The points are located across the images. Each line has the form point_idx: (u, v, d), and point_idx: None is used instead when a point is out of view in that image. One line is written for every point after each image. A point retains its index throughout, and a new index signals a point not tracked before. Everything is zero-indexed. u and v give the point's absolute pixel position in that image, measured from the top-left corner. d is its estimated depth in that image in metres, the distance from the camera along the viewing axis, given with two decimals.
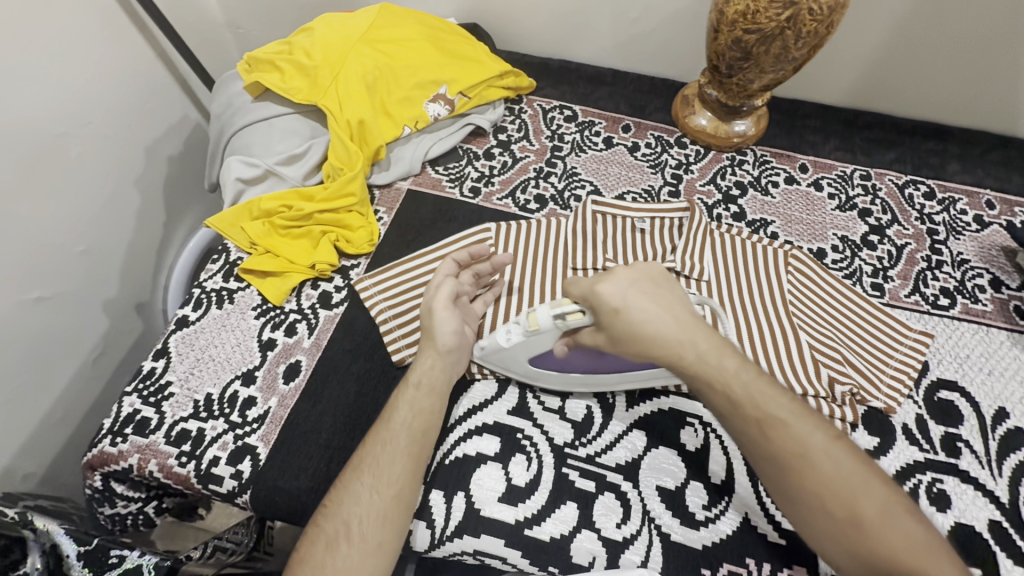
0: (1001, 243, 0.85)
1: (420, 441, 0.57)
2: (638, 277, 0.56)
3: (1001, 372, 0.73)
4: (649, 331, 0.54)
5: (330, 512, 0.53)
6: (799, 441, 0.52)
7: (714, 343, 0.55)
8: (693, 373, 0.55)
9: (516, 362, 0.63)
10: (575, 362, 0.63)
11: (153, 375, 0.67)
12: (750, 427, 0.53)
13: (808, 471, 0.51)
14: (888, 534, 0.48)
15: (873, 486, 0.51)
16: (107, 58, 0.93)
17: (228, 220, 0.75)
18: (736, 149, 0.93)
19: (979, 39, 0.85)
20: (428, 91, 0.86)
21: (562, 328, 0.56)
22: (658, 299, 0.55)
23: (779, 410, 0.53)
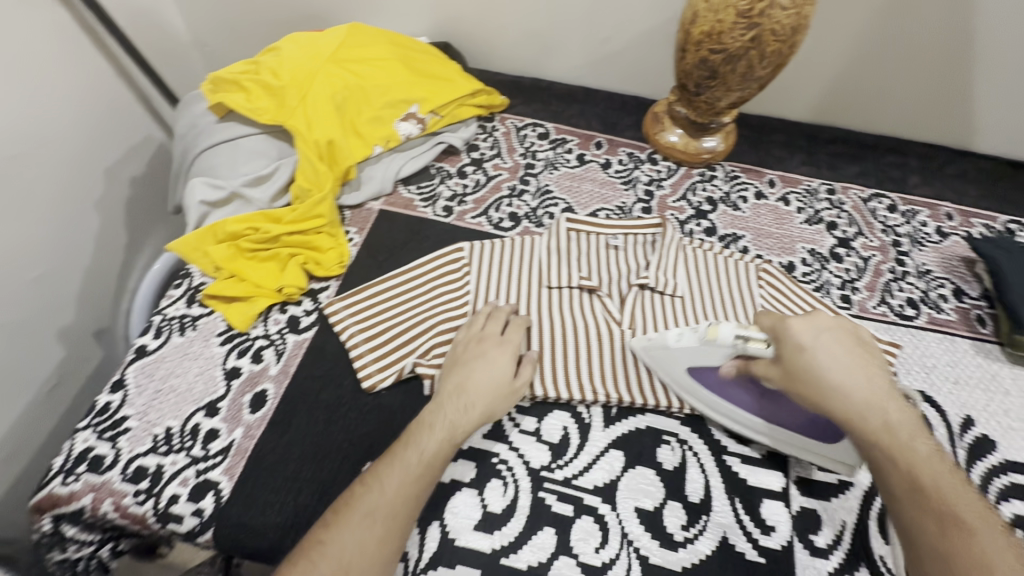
0: (961, 253, 0.87)
1: (428, 487, 0.54)
2: (832, 330, 0.52)
3: (967, 381, 0.74)
4: (818, 378, 0.50)
5: (328, 550, 0.48)
6: (954, 531, 0.44)
7: (902, 421, 0.49)
8: (853, 428, 0.50)
9: (671, 366, 0.63)
10: (741, 398, 0.61)
11: (109, 410, 0.63)
12: (928, 519, 0.45)
13: (951, 564, 0.43)
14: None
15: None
16: (64, 77, 0.90)
17: (191, 243, 0.72)
18: (706, 165, 0.95)
19: (934, 57, 0.89)
20: (399, 110, 0.85)
21: (739, 349, 0.56)
22: (852, 361, 0.51)
23: (943, 489, 0.46)
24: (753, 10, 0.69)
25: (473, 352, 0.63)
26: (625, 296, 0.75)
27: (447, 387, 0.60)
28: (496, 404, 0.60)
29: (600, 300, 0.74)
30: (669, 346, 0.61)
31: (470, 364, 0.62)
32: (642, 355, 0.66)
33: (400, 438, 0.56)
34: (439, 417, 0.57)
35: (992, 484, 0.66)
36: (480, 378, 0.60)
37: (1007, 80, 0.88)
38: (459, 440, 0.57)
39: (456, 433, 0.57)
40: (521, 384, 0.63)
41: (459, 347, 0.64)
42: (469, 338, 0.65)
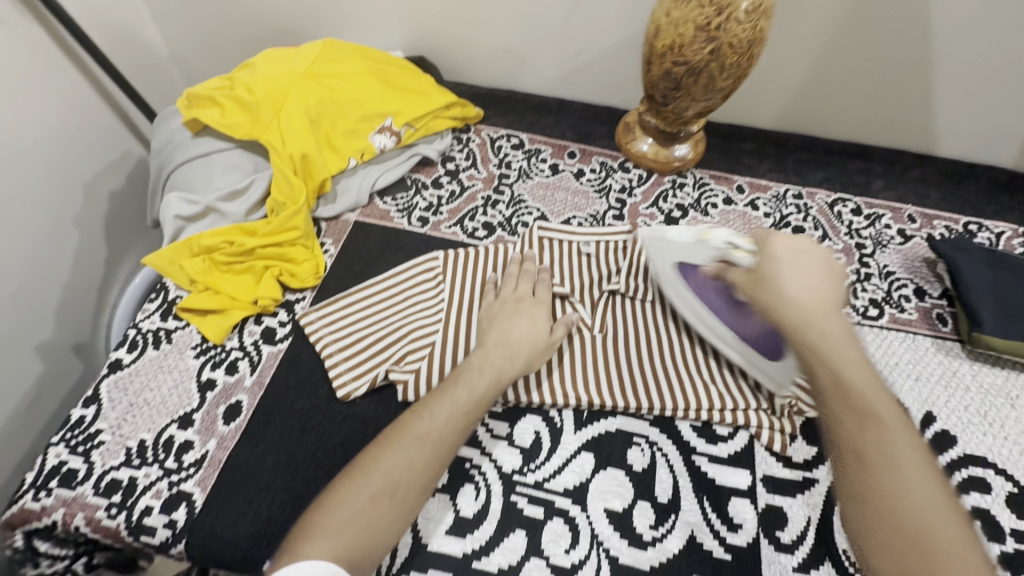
0: (923, 254, 0.90)
1: (468, 423, 0.59)
2: (807, 256, 0.60)
3: (928, 378, 0.76)
4: (780, 289, 0.58)
5: (379, 466, 0.54)
6: (887, 443, 0.50)
7: (843, 335, 0.56)
8: (800, 339, 0.56)
9: (664, 260, 0.72)
10: (710, 299, 0.69)
11: (82, 424, 0.64)
12: (846, 415, 0.52)
13: (887, 476, 0.49)
14: (949, 560, 0.44)
15: (947, 516, 0.47)
16: (42, 95, 0.91)
17: (167, 258, 0.74)
18: (676, 172, 0.97)
19: (890, 66, 0.92)
20: (374, 123, 0.87)
21: (726, 253, 0.66)
22: (815, 282, 0.59)
23: (880, 406, 0.52)
24: (710, 24, 0.71)
25: (513, 309, 0.69)
26: (596, 302, 0.76)
27: (485, 342, 0.66)
28: (536, 359, 0.66)
29: (572, 307, 0.75)
30: (667, 240, 0.70)
31: (511, 320, 0.68)
32: (645, 249, 0.75)
33: (450, 377, 0.62)
34: (488, 364, 0.63)
35: (952, 477, 0.68)
36: (519, 332, 0.66)
37: (961, 86, 0.92)
38: (507, 383, 0.63)
39: (504, 379, 0.63)
40: (557, 340, 0.68)
41: (494, 307, 0.70)
42: (504, 301, 0.71)
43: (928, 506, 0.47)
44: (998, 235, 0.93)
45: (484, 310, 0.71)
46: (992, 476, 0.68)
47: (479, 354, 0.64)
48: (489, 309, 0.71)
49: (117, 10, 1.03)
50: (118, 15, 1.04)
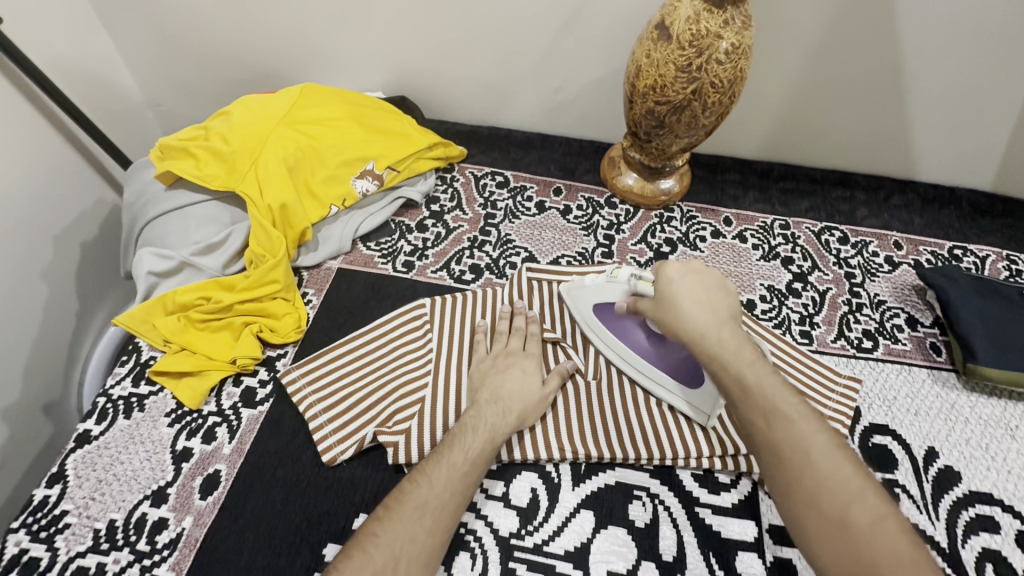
0: (912, 281, 0.90)
1: (470, 485, 0.57)
2: (698, 271, 0.61)
3: (927, 412, 0.75)
4: (679, 309, 0.58)
5: (382, 542, 0.51)
6: (800, 436, 0.49)
7: (739, 341, 0.56)
8: (704, 354, 0.56)
9: (583, 309, 0.73)
10: (631, 338, 0.69)
11: (45, 506, 0.59)
12: (755, 417, 0.51)
13: (804, 473, 0.47)
14: (879, 546, 0.43)
15: (869, 495, 0.46)
16: (11, 149, 0.88)
17: (138, 317, 0.70)
18: (663, 206, 0.96)
19: (867, 96, 0.94)
20: (355, 168, 0.85)
21: (634, 286, 0.66)
22: (708, 294, 0.59)
23: (785, 404, 0.51)
24: (691, 65, 0.71)
25: (502, 364, 0.67)
26: (588, 344, 0.75)
27: (477, 399, 0.64)
28: (527, 414, 0.64)
29: (566, 353, 0.73)
30: (585, 286, 0.72)
31: (501, 375, 0.66)
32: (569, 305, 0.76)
33: (446, 438, 0.59)
34: (482, 420, 0.61)
35: (959, 517, 0.67)
36: (512, 387, 0.65)
37: (937, 113, 0.94)
38: (502, 441, 0.61)
39: (498, 437, 0.61)
40: (551, 392, 0.66)
41: (484, 363, 0.68)
42: (495, 355, 0.69)
43: (847, 491, 0.46)
44: (983, 259, 0.93)
45: (472, 368, 0.68)
46: (1000, 514, 0.67)
47: (472, 413, 0.62)
48: (478, 366, 0.68)
49: (89, 58, 1.01)
50: (88, 61, 1.01)
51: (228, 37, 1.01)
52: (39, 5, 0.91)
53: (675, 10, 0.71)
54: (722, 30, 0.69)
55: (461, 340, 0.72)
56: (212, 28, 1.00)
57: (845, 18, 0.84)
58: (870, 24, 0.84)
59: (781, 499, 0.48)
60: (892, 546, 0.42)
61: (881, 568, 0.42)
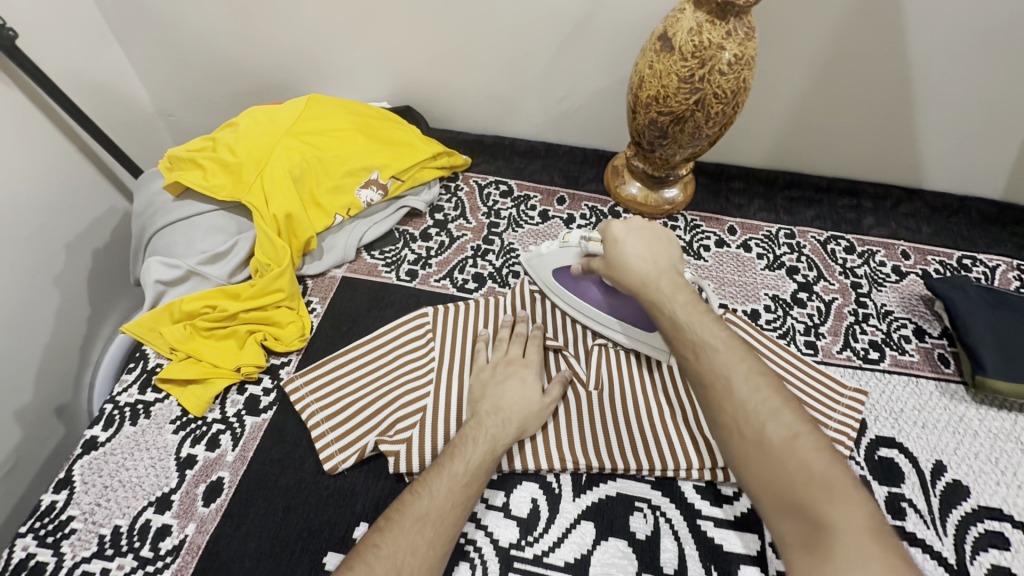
0: (920, 292, 0.89)
1: (471, 499, 0.58)
2: (638, 227, 0.67)
3: (934, 425, 0.74)
4: (626, 265, 0.65)
5: (383, 553, 0.51)
6: (724, 366, 0.54)
7: (676, 283, 0.62)
8: (647, 300, 0.62)
9: (545, 275, 0.78)
10: (587, 295, 0.74)
11: (52, 511, 0.60)
12: (687, 351, 0.57)
13: (727, 399, 0.52)
14: (785, 457, 0.47)
15: (784, 416, 0.49)
16: (27, 160, 0.90)
17: (146, 325, 0.71)
18: (666, 215, 0.96)
19: (873, 104, 0.93)
20: (360, 178, 0.86)
21: (584, 248, 0.72)
22: (649, 246, 0.65)
23: (712, 338, 0.56)
24: (694, 76, 0.71)
25: (503, 374, 0.68)
26: (589, 352, 0.75)
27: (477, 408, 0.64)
28: (530, 422, 0.64)
29: (566, 361, 0.73)
30: (542, 254, 0.77)
31: (502, 386, 0.66)
32: (532, 274, 0.80)
33: (447, 449, 0.59)
34: (484, 433, 0.61)
35: (968, 533, 0.65)
36: (512, 399, 0.64)
37: (945, 121, 0.93)
38: (502, 451, 0.61)
39: (500, 447, 0.61)
40: (552, 402, 0.66)
41: (484, 373, 0.68)
42: (495, 364, 0.69)
43: (763, 413, 0.50)
44: (993, 269, 0.92)
45: (473, 377, 0.68)
46: (1010, 530, 0.66)
47: (473, 425, 0.62)
48: (479, 373, 0.68)
49: (101, 69, 1.03)
50: (101, 73, 1.03)
51: (237, 49, 1.03)
52: (56, 21, 0.93)
53: (678, 21, 0.71)
54: (724, 41, 0.69)
55: (460, 351, 0.72)
56: (222, 40, 1.02)
57: (849, 28, 0.84)
58: (875, 33, 0.84)
59: (714, 425, 0.53)
60: (800, 458, 0.46)
61: (789, 478, 0.46)
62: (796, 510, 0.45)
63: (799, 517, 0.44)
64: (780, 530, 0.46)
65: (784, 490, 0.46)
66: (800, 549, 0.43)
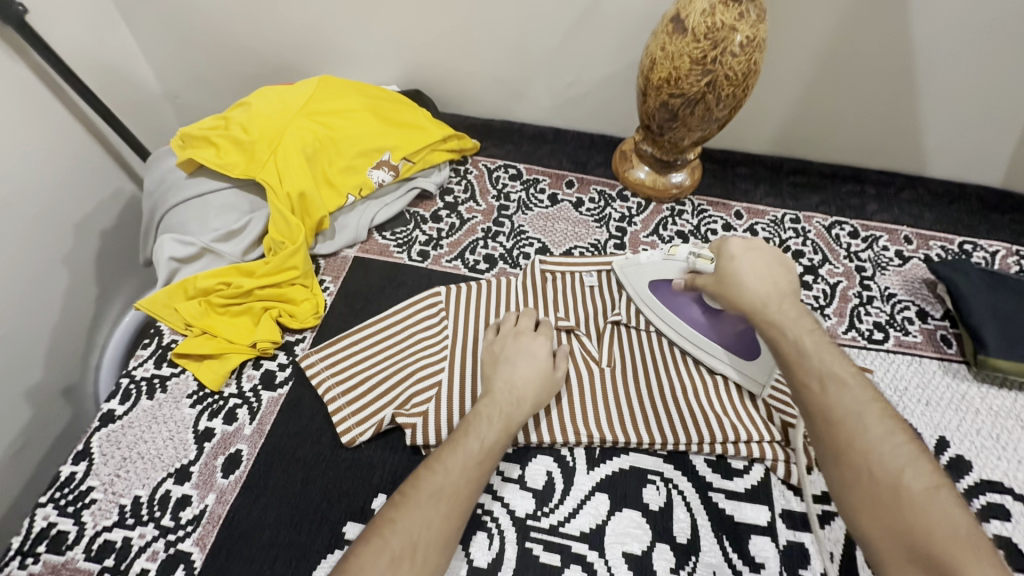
0: (923, 275, 0.91)
1: (485, 477, 0.57)
2: (758, 248, 0.65)
3: (938, 403, 0.76)
4: (741, 282, 0.63)
5: (398, 528, 0.51)
6: (856, 405, 0.52)
7: (798, 313, 0.60)
8: (766, 322, 0.60)
9: (639, 286, 0.75)
10: (685, 312, 0.71)
11: (72, 482, 0.61)
12: (812, 381, 0.54)
13: (858, 438, 0.50)
14: (925, 507, 0.45)
15: (922, 465, 0.48)
16: (35, 139, 0.90)
17: (160, 301, 0.71)
18: (674, 200, 0.97)
19: (878, 91, 0.95)
20: (371, 159, 0.87)
21: (691, 264, 0.68)
22: (768, 268, 0.64)
23: (842, 373, 0.54)
24: (706, 57, 0.72)
25: (514, 348, 0.68)
26: (602, 332, 0.76)
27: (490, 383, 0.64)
28: (542, 395, 0.65)
29: (578, 340, 0.74)
30: (640, 263, 0.74)
31: (511, 361, 0.66)
32: (622, 282, 0.77)
33: (462, 426, 0.59)
34: (497, 410, 0.61)
35: (970, 505, 0.67)
36: (523, 376, 0.65)
37: (949, 108, 0.94)
38: (515, 429, 0.61)
39: (513, 425, 0.61)
40: (560, 376, 0.67)
41: (495, 346, 0.69)
42: (505, 336, 0.69)
43: (902, 458, 0.48)
44: (993, 254, 0.94)
45: (485, 350, 0.69)
46: (1011, 502, 0.67)
47: (486, 402, 0.62)
48: (490, 346, 0.69)
49: (108, 50, 1.03)
50: (107, 54, 1.03)
51: (245, 30, 1.03)
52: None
53: (690, 3, 0.72)
54: (736, 23, 0.70)
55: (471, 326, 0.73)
56: (230, 22, 1.01)
57: (857, 14, 0.85)
58: (883, 19, 0.85)
59: (837, 459, 0.50)
60: (938, 510, 0.44)
61: (924, 528, 0.44)
62: (930, 562, 0.43)
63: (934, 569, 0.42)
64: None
65: (919, 538, 0.44)
66: None
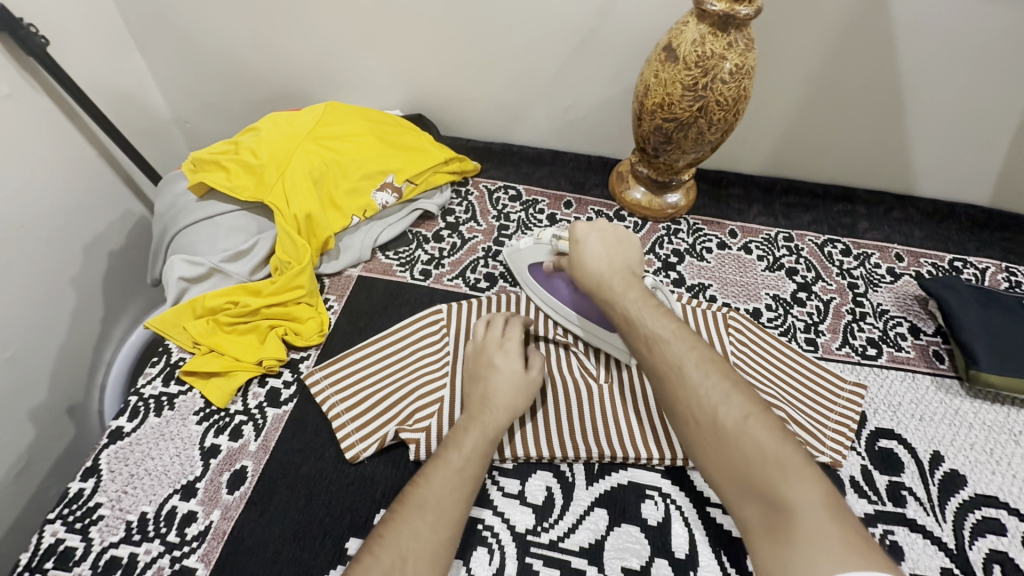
0: (914, 292, 0.93)
1: (470, 485, 0.57)
2: (600, 231, 0.73)
3: (931, 418, 0.77)
4: (583, 262, 0.70)
5: (388, 542, 0.50)
6: (675, 355, 0.57)
7: (628, 282, 0.67)
8: (601, 296, 0.67)
9: (522, 271, 0.83)
10: (557, 291, 0.77)
11: (79, 499, 0.62)
12: (640, 343, 0.61)
13: (680, 386, 0.55)
14: (738, 440, 0.49)
15: (735, 400, 0.51)
16: (51, 163, 0.93)
17: (169, 320, 0.73)
18: (670, 219, 1.00)
19: (865, 113, 0.98)
20: (375, 181, 0.89)
21: (554, 246, 0.78)
22: (609, 247, 0.71)
23: (665, 331, 0.60)
24: (698, 84, 0.75)
25: (485, 360, 0.68)
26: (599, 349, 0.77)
27: (474, 397, 0.65)
28: (519, 400, 0.65)
29: (576, 358, 0.76)
30: (520, 249, 0.83)
31: (486, 374, 0.66)
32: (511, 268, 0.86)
33: (443, 442, 0.60)
34: (474, 420, 0.62)
35: (966, 519, 0.68)
36: (497, 386, 0.65)
37: (934, 130, 0.97)
38: (496, 437, 0.62)
39: (491, 431, 0.62)
40: (535, 375, 0.67)
41: (472, 360, 0.69)
42: (476, 350, 0.69)
43: (715, 398, 0.52)
44: (983, 271, 0.96)
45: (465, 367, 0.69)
46: (1006, 516, 0.68)
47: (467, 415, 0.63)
48: (468, 360, 0.70)
49: (122, 78, 1.07)
50: (122, 81, 1.07)
51: (255, 60, 1.07)
52: (82, 31, 0.97)
53: (682, 33, 0.75)
54: (726, 51, 0.73)
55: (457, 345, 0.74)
56: (241, 51, 1.06)
57: (840, 42, 0.89)
58: (867, 45, 0.89)
59: (673, 413, 0.55)
60: (751, 439, 0.48)
61: (743, 460, 0.47)
62: (755, 492, 0.46)
63: (758, 498, 0.45)
64: (742, 512, 0.47)
65: (743, 473, 0.47)
66: (762, 532, 0.44)
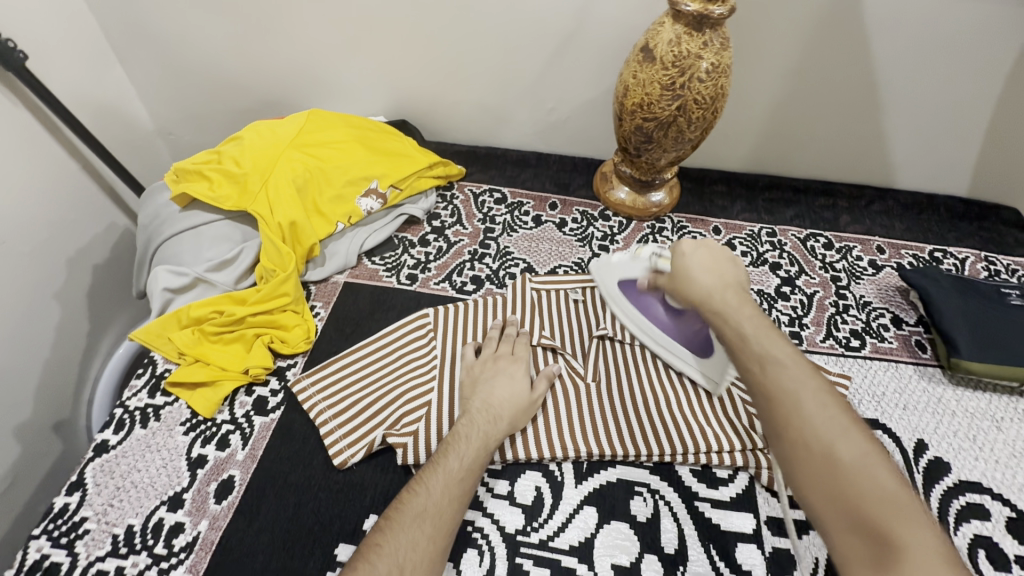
0: (896, 283, 0.94)
1: (468, 494, 0.57)
2: (709, 246, 0.69)
3: (915, 406, 0.78)
4: (690, 276, 0.67)
5: (385, 551, 0.50)
6: (793, 383, 0.51)
7: (739, 299, 0.63)
8: (710, 311, 0.63)
9: (609, 283, 0.80)
10: (648, 310, 0.75)
11: (65, 513, 0.62)
12: (751, 362, 0.55)
13: (794, 414, 0.49)
14: (858, 479, 0.43)
15: (853, 436, 0.47)
16: (31, 177, 0.93)
17: (154, 331, 0.73)
18: (654, 217, 1.00)
19: (843, 107, 0.99)
20: (360, 187, 0.90)
21: (653, 263, 0.74)
22: (717, 264, 0.67)
23: (779, 353, 0.55)
24: (675, 83, 0.76)
25: (491, 370, 0.69)
26: (587, 349, 0.77)
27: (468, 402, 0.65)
28: (519, 417, 0.65)
29: (563, 358, 0.76)
30: (612, 262, 0.80)
31: (489, 381, 0.68)
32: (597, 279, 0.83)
33: (442, 447, 0.60)
34: (476, 428, 0.62)
35: (951, 505, 0.69)
36: (501, 396, 0.66)
37: (910, 124, 0.99)
38: (494, 447, 0.62)
39: (492, 442, 0.62)
40: (539, 396, 0.68)
41: (474, 369, 0.69)
42: (485, 360, 0.70)
43: (833, 431, 0.47)
44: (963, 261, 0.97)
45: (464, 374, 0.70)
46: (990, 501, 0.69)
47: (465, 421, 0.63)
48: (467, 368, 0.70)
49: (103, 89, 1.06)
50: (104, 95, 1.07)
51: (237, 69, 1.07)
52: (61, 43, 0.96)
53: (658, 34, 0.76)
54: (702, 51, 0.74)
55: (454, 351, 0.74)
56: (222, 60, 1.06)
57: (816, 39, 0.91)
58: (843, 41, 0.90)
59: (777, 439, 0.50)
60: (871, 479, 0.43)
61: (862, 500, 0.42)
62: (867, 531, 0.41)
63: (869, 537, 0.41)
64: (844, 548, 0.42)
65: (856, 512, 0.42)
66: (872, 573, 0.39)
